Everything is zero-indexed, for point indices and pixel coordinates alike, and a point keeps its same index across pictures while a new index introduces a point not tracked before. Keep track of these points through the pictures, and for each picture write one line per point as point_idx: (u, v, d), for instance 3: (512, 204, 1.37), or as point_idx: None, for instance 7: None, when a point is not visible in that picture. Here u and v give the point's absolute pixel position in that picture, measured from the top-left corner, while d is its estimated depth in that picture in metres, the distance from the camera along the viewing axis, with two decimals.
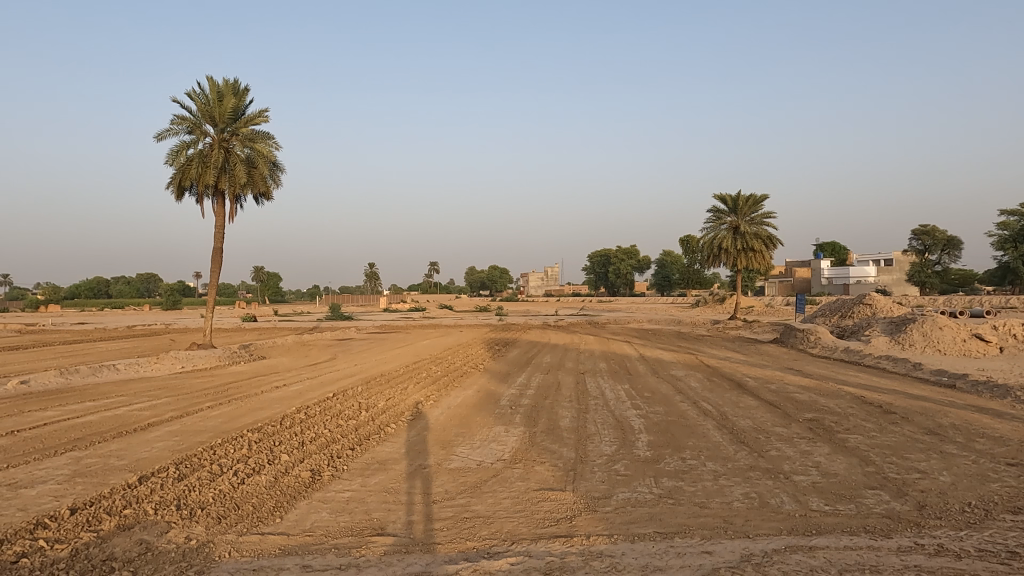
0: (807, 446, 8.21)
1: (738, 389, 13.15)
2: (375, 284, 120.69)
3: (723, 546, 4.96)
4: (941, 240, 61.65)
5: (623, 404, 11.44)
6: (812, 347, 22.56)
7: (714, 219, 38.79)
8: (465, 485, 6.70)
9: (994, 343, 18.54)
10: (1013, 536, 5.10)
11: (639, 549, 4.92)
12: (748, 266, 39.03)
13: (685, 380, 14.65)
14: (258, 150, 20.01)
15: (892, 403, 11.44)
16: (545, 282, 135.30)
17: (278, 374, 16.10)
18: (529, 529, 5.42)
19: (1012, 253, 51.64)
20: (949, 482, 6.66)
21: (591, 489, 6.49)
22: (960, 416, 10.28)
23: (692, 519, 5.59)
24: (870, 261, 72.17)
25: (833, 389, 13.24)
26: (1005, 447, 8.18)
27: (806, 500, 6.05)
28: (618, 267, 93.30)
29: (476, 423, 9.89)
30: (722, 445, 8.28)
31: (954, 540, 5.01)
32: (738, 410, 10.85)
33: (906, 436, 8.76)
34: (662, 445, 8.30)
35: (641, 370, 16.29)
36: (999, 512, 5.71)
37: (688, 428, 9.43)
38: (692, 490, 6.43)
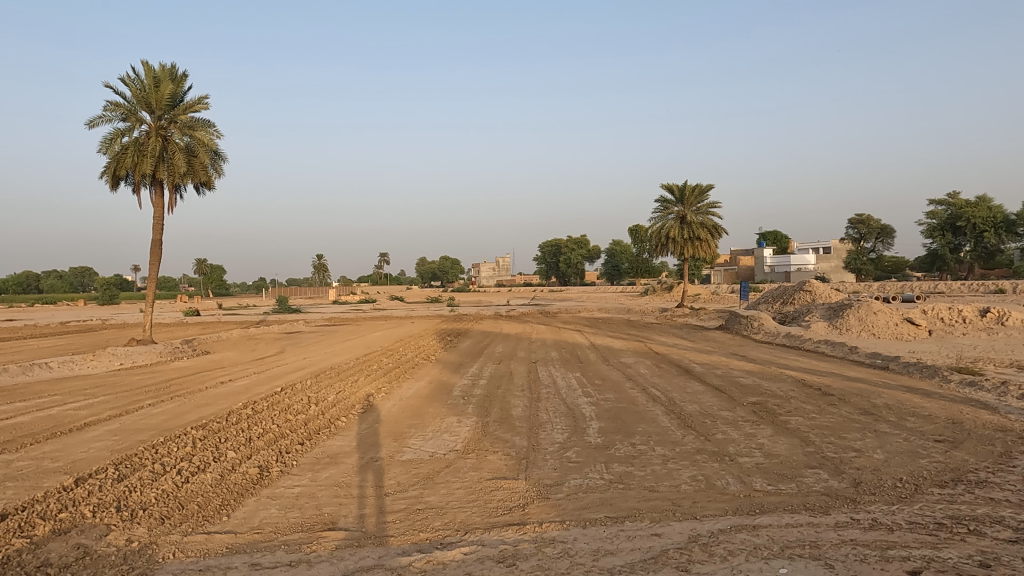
0: (751, 429, 8.47)
1: (685, 375, 13.48)
2: (324, 276, 118.56)
3: (671, 528, 5.09)
4: (874, 229, 65.03)
5: (574, 392, 11.57)
6: (755, 332, 23.28)
7: (662, 209, 39.46)
8: (418, 477, 6.67)
9: (924, 326, 19.53)
10: (941, 509, 5.40)
11: (590, 534, 4.99)
12: (694, 255, 39.92)
13: (635, 367, 14.91)
14: (198, 138, 19.34)
15: (830, 385, 11.93)
16: (496, 272, 135.29)
17: (223, 369, 15.67)
18: (482, 518, 5.43)
19: (942, 240, 54.42)
20: (882, 459, 6.98)
21: (543, 477, 6.55)
22: (893, 396, 10.79)
23: (642, 503, 5.71)
24: (809, 249, 74.75)
25: (776, 373, 13.70)
26: (933, 425, 8.63)
27: (750, 481, 6.26)
28: (569, 256, 94.09)
29: (428, 414, 9.85)
30: (671, 430, 8.47)
31: (886, 514, 5.27)
32: (686, 395, 11.10)
33: (843, 417, 9.15)
34: (613, 432, 8.43)
35: (592, 359, 16.47)
36: (928, 487, 6.03)
37: (639, 414, 9.62)
38: (642, 474, 6.56)
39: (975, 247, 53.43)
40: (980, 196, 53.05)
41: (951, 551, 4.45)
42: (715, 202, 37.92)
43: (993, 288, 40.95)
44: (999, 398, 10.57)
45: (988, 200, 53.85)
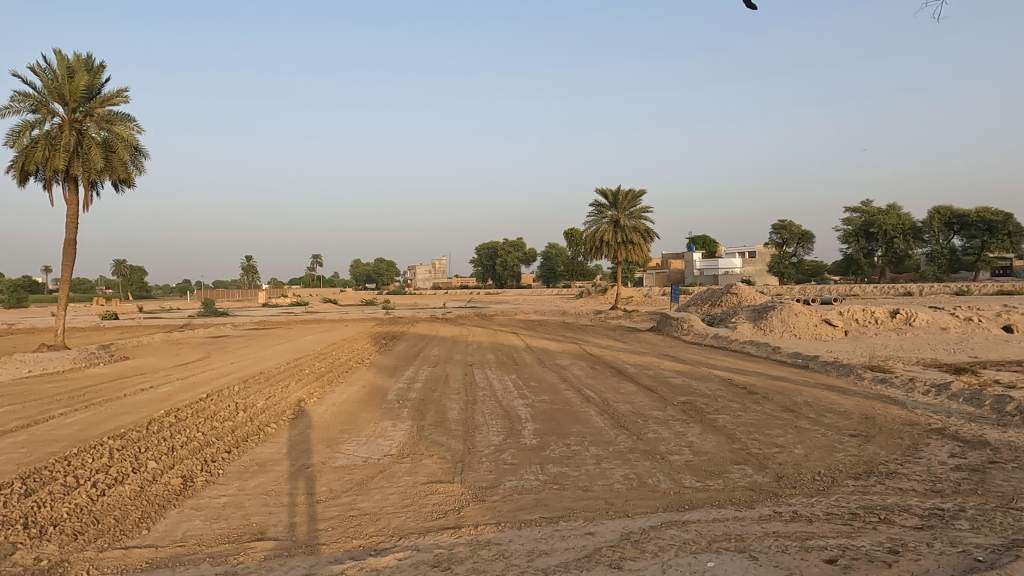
0: (680, 428, 8.72)
1: (618, 376, 13.77)
2: (253, 278, 114.85)
3: (604, 526, 5.18)
4: (795, 235, 68.22)
5: (510, 394, 11.63)
6: (685, 334, 24.00)
7: (596, 213, 40.17)
8: (351, 483, 6.54)
9: (841, 327, 20.62)
10: (855, 499, 5.70)
11: (525, 535, 5.02)
12: (627, 258, 40.79)
13: (569, 368, 15.10)
14: (116, 133, 18.40)
15: (754, 384, 12.43)
16: (432, 275, 134.37)
17: (144, 376, 14.94)
18: (417, 523, 5.38)
19: (858, 245, 57.54)
20: (802, 453, 7.33)
21: (479, 479, 6.55)
22: (813, 393, 11.34)
23: (576, 502, 5.79)
24: (735, 253, 77.63)
25: (704, 373, 14.17)
26: (849, 420, 9.12)
27: (680, 478, 6.44)
28: (506, 259, 94.46)
29: (362, 419, 9.68)
30: (604, 430, 8.63)
31: (806, 506, 5.53)
32: (619, 396, 11.32)
33: (767, 414, 9.55)
34: (548, 433, 8.51)
35: (527, 361, 16.60)
36: (843, 479, 6.36)
37: (573, 414, 9.75)
38: (576, 474, 6.65)
39: (886, 252, 56.77)
40: (891, 204, 56.40)
41: (864, 539, 4.71)
42: (648, 206, 38.91)
43: (902, 290, 43.63)
44: (907, 394, 11.27)
45: (898, 208, 57.37)
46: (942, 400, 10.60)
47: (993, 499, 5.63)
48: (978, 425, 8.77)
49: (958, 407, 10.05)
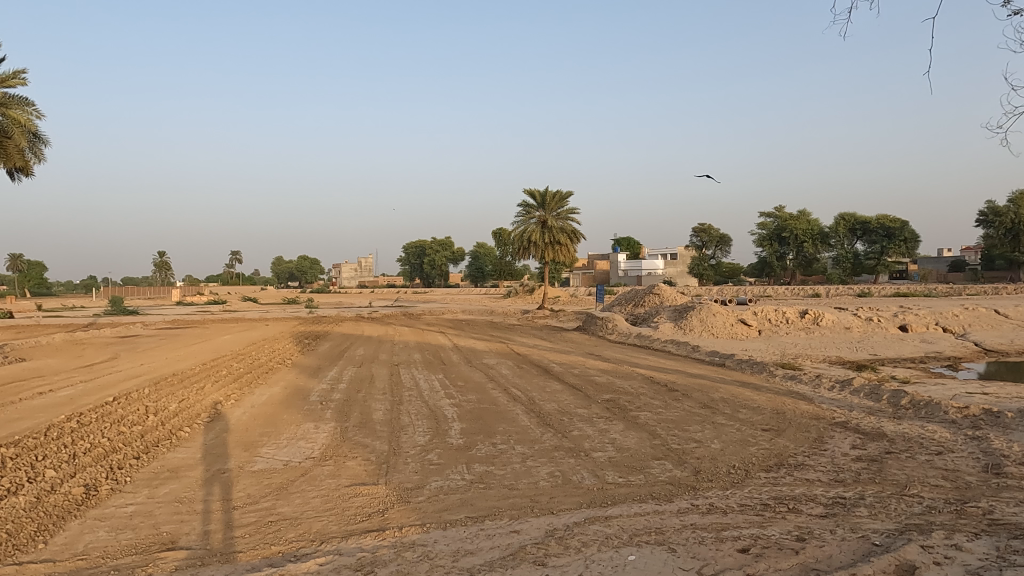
0: (604, 425, 8.92)
1: (544, 375, 13.93)
2: (167, 275, 109.26)
3: (529, 524, 5.22)
4: (714, 238, 71.05)
5: (436, 394, 11.55)
6: (610, 333, 24.54)
7: (524, 213, 40.49)
8: (270, 487, 6.33)
9: (755, 326, 21.62)
10: (766, 490, 5.99)
11: (450, 535, 5.01)
12: (554, 259, 41.35)
13: (496, 367, 15.16)
14: (12, 117, 17.11)
15: (675, 382, 12.87)
16: (357, 272, 131.88)
17: (42, 379, 13.93)
18: (340, 526, 5.26)
19: (771, 249, 60.35)
20: (719, 448, 7.64)
21: (404, 480, 6.47)
22: (728, 390, 11.85)
23: (502, 501, 5.82)
24: (658, 255, 80.06)
25: (627, 371, 14.54)
26: (761, 416, 9.58)
27: (603, 474, 6.59)
28: (434, 258, 93.81)
29: (283, 421, 9.39)
30: (530, 429, 8.71)
31: (722, 499, 5.76)
32: (545, 394, 11.45)
33: (686, 411, 9.90)
34: (474, 432, 8.51)
35: (454, 360, 16.56)
36: (756, 471, 6.68)
37: (500, 414, 9.79)
38: (502, 473, 6.68)
39: (797, 255, 59.87)
40: (801, 211, 59.65)
41: (775, 528, 4.95)
42: (575, 208, 39.55)
43: (810, 291, 46.27)
44: (814, 390, 11.95)
45: (808, 214, 60.70)
46: (844, 394, 11.31)
47: (889, 486, 6.05)
48: (877, 418, 9.40)
49: (859, 402, 10.73)
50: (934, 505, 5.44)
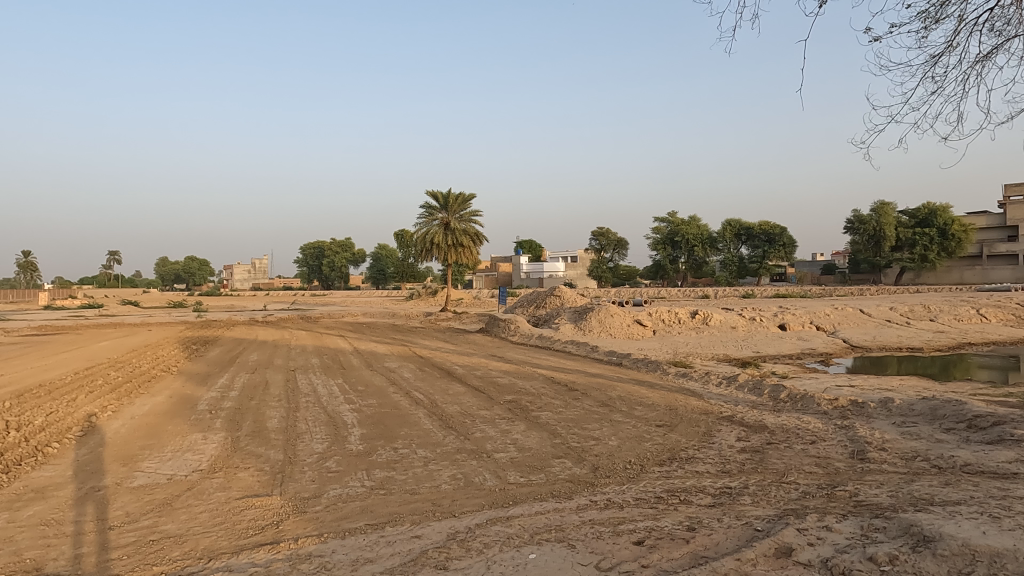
0: (506, 426, 8.99)
1: (447, 377, 13.90)
2: (33, 277, 99.81)
3: (431, 528, 5.18)
4: (612, 241, 73.54)
5: (335, 399, 11.22)
6: (512, 334, 24.80)
7: (426, 215, 40.15)
8: (151, 504, 5.91)
9: (649, 327, 22.55)
10: (660, 484, 6.25)
11: (349, 544, 4.88)
12: (457, 261, 41.28)
13: (398, 371, 14.92)
14: None
15: (575, 381, 13.19)
16: (251, 274, 125.94)
17: None
18: (229, 541, 5.00)
19: (664, 253, 63.12)
20: (616, 445, 7.90)
21: (301, 490, 6.24)
22: (625, 389, 12.28)
23: (403, 506, 5.74)
24: (559, 257, 81.79)
25: (529, 372, 14.74)
26: (655, 412, 9.99)
27: (504, 474, 6.64)
28: (333, 260, 91.20)
29: (167, 432, 8.80)
30: (432, 432, 8.65)
31: (618, 493, 5.96)
32: (447, 397, 11.39)
33: (585, 409, 10.17)
34: (375, 437, 8.35)
35: (355, 364, 16.17)
36: (651, 466, 6.96)
37: (401, 417, 9.66)
38: (403, 478, 6.58)
39: (688, 259, 62.91)
40: (692, 216, 62.85)
41: (667, 520, 5.18)
42: (477, 210, 39.72)
43: (700, 293, 48.85)
44: (703, 386, 12.61)
45: (697, 220, 64.00)
46: (730, 390, 12.01)
47: (770, 475, 6.48)
48: (759, 411, 10.06)
49: (744, 396, 11.44)
50: (808, 490, 5.89)
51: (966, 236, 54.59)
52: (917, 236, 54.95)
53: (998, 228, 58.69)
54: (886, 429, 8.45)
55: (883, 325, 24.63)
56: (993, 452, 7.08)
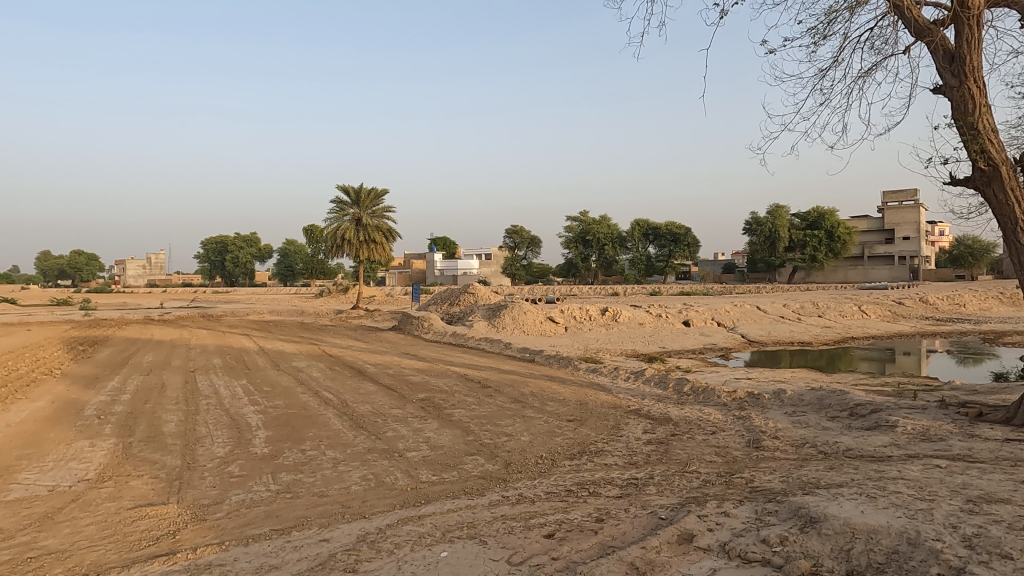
0: (419, 424, 8.91)
1: (358, 376, 13.62)
2: None
3: (340, 530, 5.06)
4: (525, 240, 74.32)
5: (239, 401, 10.75)
6: (425, 332, 24.59)
7: (337, 210, 39.08)
8: (30, 518, 5.45)
9: (561, 324, 22.99)
10: (570, 478, 6.39)
11: (253, 551, 4.69)
12: (369, 257, 40.49)
13: (306, 371, 14.45)
14: None
15: (488, 378, 13.25)
16: (146, 270, 118.37)
17: None
18: (121, 554, 4.70)
19: (576, 251, 64.50)
20: (528, 440, 8.00)
21: (200, 497, 5.94)
22: (537, 384, 12.47)
23: (311, 509, 5.58)
24: (474, 255, 81.85)
25: (442, 369, 14.67)
26: (566, 407, 10.19)
27: (417, 473, 6.58)
28: (238, 255, 87.21)
29: (49, 440, 8.13)
30: (342, 432, 8.44)
31: (530, 488, 6.04)
32: (358, 396, 11.15)
33: (498, 406, 10.24)
34: (281, 439, 8.06)
35: (260, 364, 15.55)
36: (562, 460, 7.10)
37: (309, 418, 9.37)
38: (311, 481, 6.39)
39: (599, 257, 64.51)
40: (603, 216, 64.62)
41: (577, 512, 5.30)
42: (390, 206, 39.11)
43: (610, 291, 50.26)
44: (613, 381, 12.98)
45: (608, 220, 65.77)
46: (638, 384, 12.43)
47: (673, 465, 6.76)
48: (664, 404, 10.46)
49: (650, 390, 11.87)
50: (708, 479, 6.18)
51: (849, 238, 58.73)
52: (807, 237, 58.82)
53: (876, 232, 63.25)
54: (778, 418, 9.02)
55: (776, 321, 26.20)
56: (870, 437, 7.71)
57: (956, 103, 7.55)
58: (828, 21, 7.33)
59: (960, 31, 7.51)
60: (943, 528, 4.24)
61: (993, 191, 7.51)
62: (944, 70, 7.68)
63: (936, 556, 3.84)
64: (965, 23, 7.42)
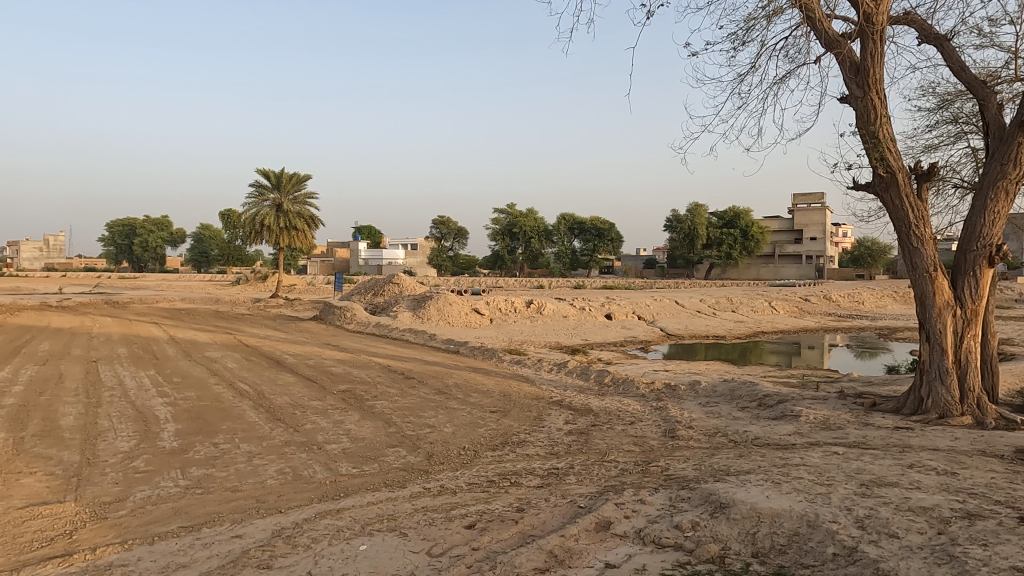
0: (339, 416, 8.72)
1: (276, 367, 13.18)
2: None
3: (254, 526, 4.90)
4: (452, 230, 74.03)
5: (146, 393, 10.19)
6: (348, 322, 24.09)
7: (257, 194, 37.57)
8: None
9: (487, 315, 23.07)
10: (492, 468, 6.42)
11: (159, 550, 4.47)
12: (290, 244, 39.23)
13: (220, 361, 13.86)
14: None
15: (411, 369, 13.12)
16: (42, 252, 110.22)
17: None
18: (8, 558, 4.37)
19: (503, 243, 64.69)
20: (450, 432, 7.98)
21: (101, 494, 5.60)
22: (461, 376, 12.47)
23: (223, 505, 5.36)
24: (399, 245, 80.77)
25: (365, 360, 14.43)
26: (490, 398, 10.23)
27: (336, 466, 6.45)
28: (147, 239, 82.57)
29: None
30: (258, 425, 8.16)
31: (452, 479, 6.03)
32: (276, 388, 10.79)
33: (422, 397, 10.15)
34: (192, 433, 7.71)
35: (170, 354, 14.79)
36: (484, 451, 7.13)
37: (223, 411, 9.00)
38: (224, 475, 6.15)
39: (525, 249, 64.98)
40: (530, 209, 65.08)
41: (498, 502, 5.34)
42: (313, 192, 37.98)
43: (535, 283, 50.73)
44: (536, 372, 13.13)
45: (535, 213, 66.33)
46: (560, 375, 12.64)
47: (592, 455, 6.92)
48: (585, 395, 10.68)
49: (572, 381, 12.11)
50: (626, 468, 6.36)
51: (762, 238, 61.67)
52: (723, 235, 61.24)
53: (786, 232, 66.85)
54: (693, 409, 9.38)
55: (693, 315, 27.23)
56: (776, 426, 8.14)
57: (859, 113, 8.03)
58: (748, 28, 7.68)
59: (865, 45, 8.00)
60: (838, 511, 4.53)
61: (890, 197, 8.07)
62: (849, 80, 8.15)
63: (831, 537, 4.11)
64: (869, 37, 7.92)
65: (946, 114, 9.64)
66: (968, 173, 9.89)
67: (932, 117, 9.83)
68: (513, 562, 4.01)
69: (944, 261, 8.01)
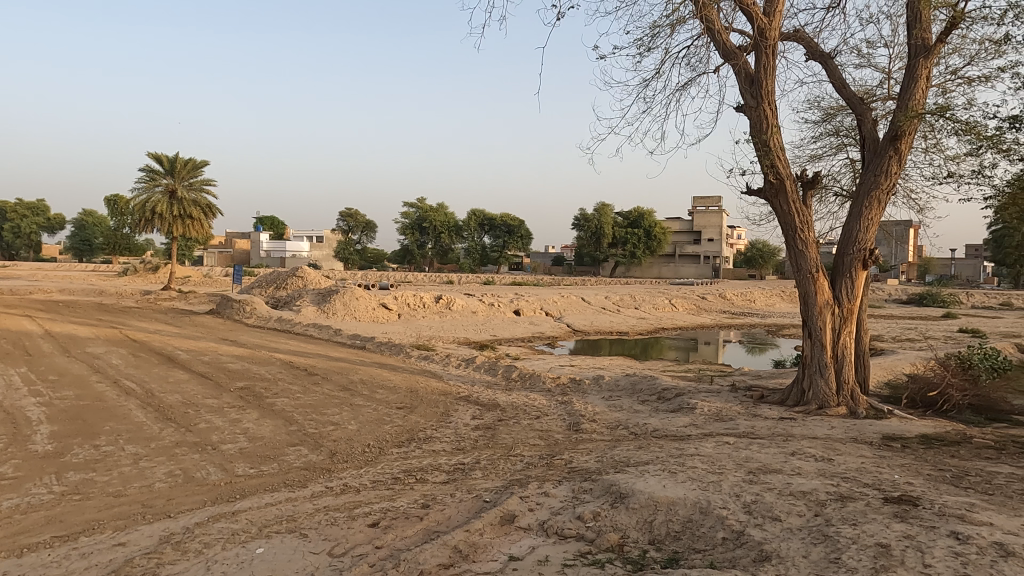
0: (236, 415, 8.33)
1: (167, 363, 12.41)
2: None
3: (138, 533, 4.60)
4: (360, 223, 72.44)
5: (16, 392, 9.31)
6: (247, 317, 23.03)
7: (147, 179, 35.14)
8: None
9: (394, 310, 22.75)
10: (397, 466, 6.34)
11: (28, 563, 4.11)
12: (184, 233, 37.07)
13: (103, 357, 12.87)
14: None
15: (314, 366, 12.71)
16: None
17: None
18: None
19: (412, 238, 63.67)
20: (355, 429, 7.81)
21: None
22: (366, 372, 12.21)
23: (104, 511, 5.00)
24: (304, 237, 78.04)
25: (265, 356, 13.86)
26: (397, 395, 10.08)
27: (231, 467, 6.16)
28: (19, 224, 75.46)
29: None
30: (146, 425, 7.65)
31: (355, 478, 5.90)
32: (166, 386, 10.16)
33: (325, 394, 9.87)
34: (70, 435, 7.13)
35: (46, 349, 13.61)
36: (389, 448, 7.02)
37: (106, 410, 8.38)
38: (106, 480, 5.73)
39: (435, 245, 64.26)
40: (440, 204, 64.54)
41: (402, 500, 5.27)
42: (210, 179, 36.00)
43: (446, 278, 50.44)
44: (444, 368, 13.07)
45: (445, 207, 65.87)
46: (468, 371, 12.64)
47: (498, 450, 6.96)
48: (492, 391, 10.74)
49: (480, 376, 12.14)
50: (531, 461, 6.46)
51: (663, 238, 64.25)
52: (627, 235, 63.09)
53: (686, 232, 69.77)
54: (596, 403, 9.64)
55: (598, 312, 27.97)
56: (674, 418, 8.51)
57: (753, 122, 8.51)
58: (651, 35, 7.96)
59: (759, 58, 8.46)
60: (728, 497, 4.80)
61: (779, 203, 8.61)
62: (745, 91, 8.61)
63: (721, 522, 4.35)
64: (763, 51, 8.38)
65: (829, 126, 10.38)
66: (847, 182, 10.71)
67: (817, 129, 10.57)
68: (417, 559, 3.97)
69: (825, 263, 8.64)
